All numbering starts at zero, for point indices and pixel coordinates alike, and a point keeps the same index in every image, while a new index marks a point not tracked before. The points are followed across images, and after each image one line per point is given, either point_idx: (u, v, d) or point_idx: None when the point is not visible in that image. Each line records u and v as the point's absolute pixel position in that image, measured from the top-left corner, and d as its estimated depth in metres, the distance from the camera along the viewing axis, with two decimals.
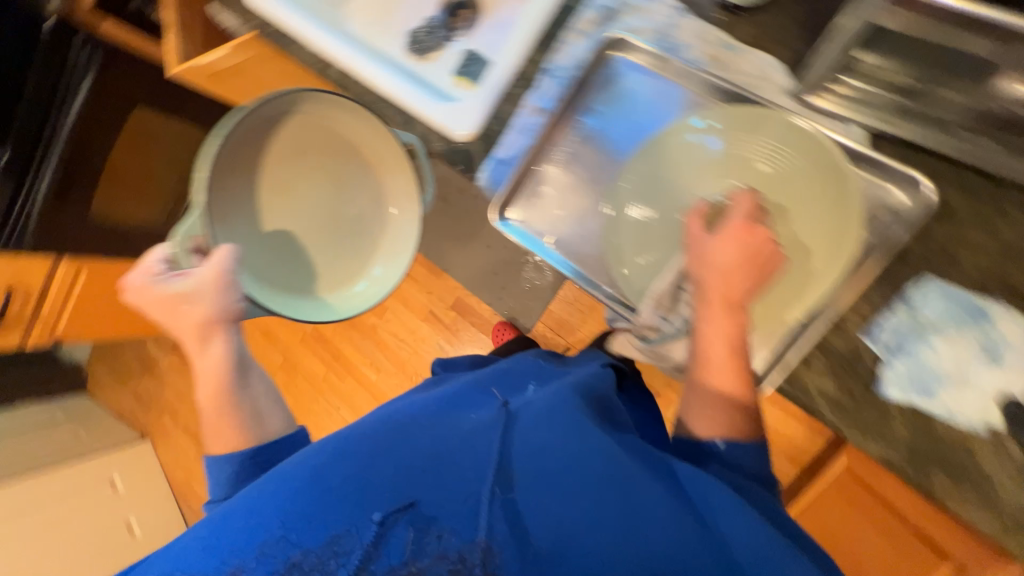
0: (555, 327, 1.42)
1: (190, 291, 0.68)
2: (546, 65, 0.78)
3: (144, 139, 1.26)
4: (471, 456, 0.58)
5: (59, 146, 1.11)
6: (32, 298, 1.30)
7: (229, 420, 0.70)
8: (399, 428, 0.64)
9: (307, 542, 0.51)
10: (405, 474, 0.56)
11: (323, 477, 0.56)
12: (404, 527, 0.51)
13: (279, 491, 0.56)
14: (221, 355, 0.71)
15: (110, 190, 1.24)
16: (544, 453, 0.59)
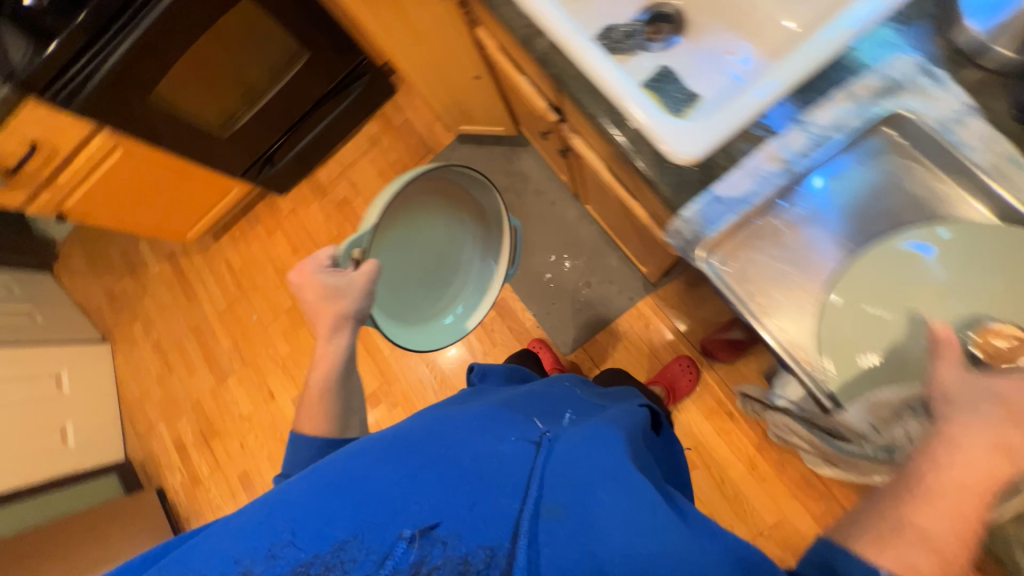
0: (595, 358, 1.36)
1: (342, 293, 0.71)
2: (800, 115, 0.53)
3: (236, 39, 1.16)
4: (501, 480, 0.54)
5: (156, 11, 0.98)
6: (54, 164, 1.15)
7: (320, 405, 0.75)
8: (437, 438, 0.60)
9: (316, 547, 0.48)
10: (436, 492, 0.52)
11: (352, 482, 0.53)
12: (428, 548, 0.47)
13: (310, 482, 0.54)
14: (340, 351, 0.76)
15: (179, 75, 1.13)
16: (577, 493, 0.53)
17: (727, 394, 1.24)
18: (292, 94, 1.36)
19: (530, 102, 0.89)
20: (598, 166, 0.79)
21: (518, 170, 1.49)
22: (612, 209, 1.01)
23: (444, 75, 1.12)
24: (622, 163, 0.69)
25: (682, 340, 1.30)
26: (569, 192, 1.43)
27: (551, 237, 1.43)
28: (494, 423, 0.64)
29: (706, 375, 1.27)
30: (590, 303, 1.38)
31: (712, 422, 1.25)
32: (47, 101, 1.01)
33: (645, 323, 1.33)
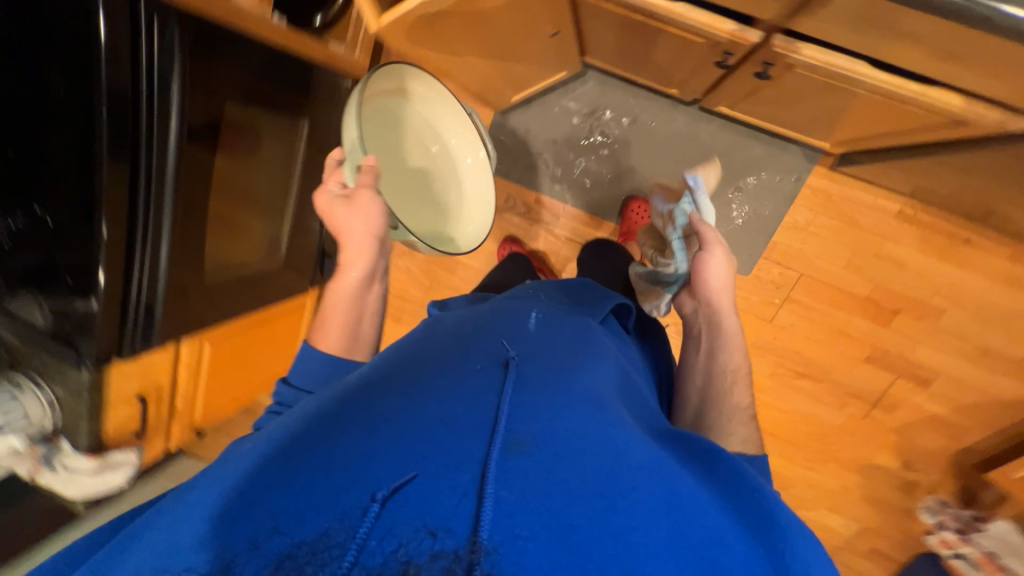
0: (783, 261, 1.18)
1: (365, 215, 0.68)
2: None
3: (238, 159, 0.91)
4: (474, 440, 0.43)
5: (172, 185, 0.72)
6: (166, 397, 1.01)
7: (342, 322, 0.68)
8: (376, 386, 0.50)
9: (302, 533, 0.35)
10: (403, 447, 0.41)
11: (293, 458, 0.41)
12: (400, 513, 0.36)
13: (233, 480, 0.40)
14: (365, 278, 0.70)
15: (215, 237, 0.91)
16: (568, 427, 0.46)
17: (957, 221, 1.07)
18: (312, 171, 1.10)
19: (697, 34, 0.63)
20: (880, 75, 0.55)
21: (587, 108, 1.20)
22: (804, 107, 0.77)
23: (501, 47, 0.84)
24: (949, 50, 0.47)
25: (880, 193, 1.09)
26: (667, 100, 1.15)
27: (671, 162, 1.18)
28: (447, 362, 0.54)
29: (923, 214, 1.08)
30: (755, 208, 1.16)
31: (946, 260, 1.10)
32: (128, 353, 0.83)
33: (825, 198, 1.12)
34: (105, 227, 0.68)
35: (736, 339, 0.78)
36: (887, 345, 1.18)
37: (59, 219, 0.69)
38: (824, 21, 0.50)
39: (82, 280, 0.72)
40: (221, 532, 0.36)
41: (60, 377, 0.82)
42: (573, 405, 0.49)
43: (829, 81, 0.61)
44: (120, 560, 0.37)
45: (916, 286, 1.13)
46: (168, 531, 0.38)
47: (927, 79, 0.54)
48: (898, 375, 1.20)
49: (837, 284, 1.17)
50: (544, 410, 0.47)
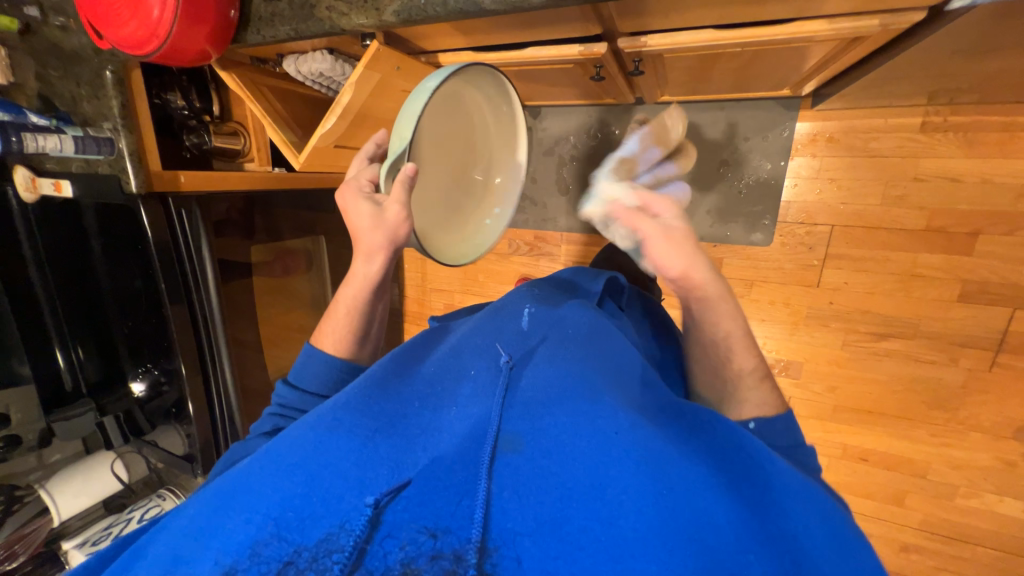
0: (806, 219, 1.06)
1: (387, 223, 0.61)
2: None
3: (283, 279, 1.16)
4: (472, 442, 0.45)
5: (220, 322, 0.96)
6: None
7: (347, 323, 0.67)
8: (376, 388, 0.52)
9: (304, 538, 0.39)
10: (403, 453, 0.44)
11: (293, 461, 0.44)
12: (401, 516, 0.40)
13: (238, 483, 0.44)
14: (376, 277, 0.67)
15: (274, 348, 1.14)
16: (564, 419, 0.46)
17: (1006, 109, 0.88)
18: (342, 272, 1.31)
19: (561, 61, 0.68)
20: (727, 34, 0.54)
21: (553, 138, 1.26)
22: (719, 74, 0.75)
23: None
24: None
25: (889, 112, 0.96)
26: (622, 106, 1.17)
27: None
28: (450, 365, 0.57)
29: (954, 116, 0.92)
30: (752, 174, 1.09)
31: (1014, 155, 0.90)
32: (223, 455, 1.03)
33: (826, 139, 1.01)
34: (182, 364, 0.93)
35: (709, 295, 0.56)
36: (982, 275, 0.97)
37: (165, 366, 0.98)
38: (639, 14, 0.53)
39: (182, 408, 1.00)
40: (215, 538, 0.40)
41: (189, 483, 1.12)
42: (569, 394, 0.48)
43: (697, 53, 0.61)
44: (137, 560, 0.41)
45: (988, 197, 0.93)
46: (183, 528, 0.42)
47: (780, 19, 0.52)
48: (1014, 306, 0.96)
49: (882, 224, 1.01)
50: (540, 405, 0.48)
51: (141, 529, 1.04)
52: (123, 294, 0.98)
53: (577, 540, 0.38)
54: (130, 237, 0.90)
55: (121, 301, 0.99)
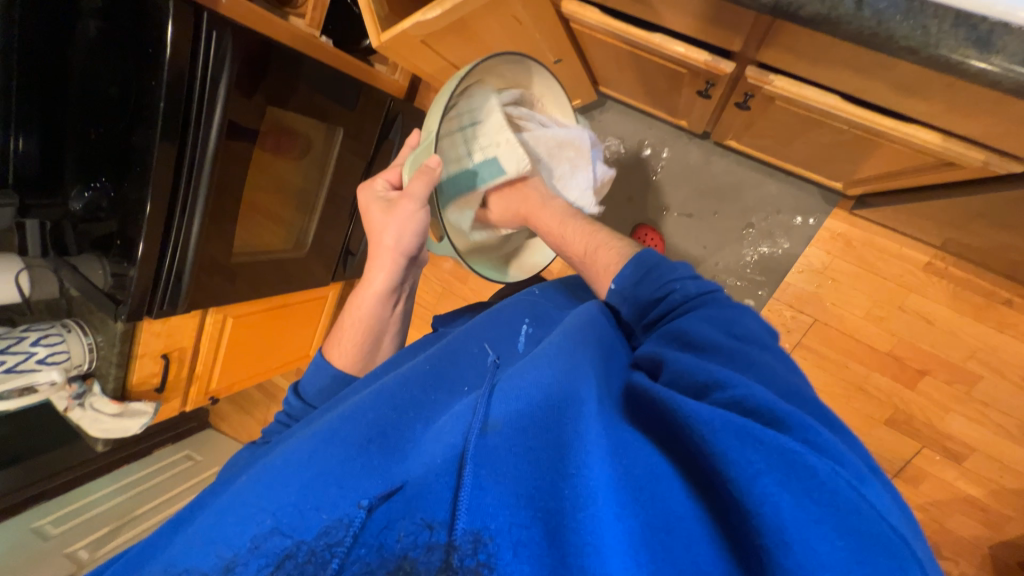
0: (795, 304, 1.13)
1: (395, 225, 0.63)
2: None
3: (269, 155, 1.02)
4: (447, 433, 0.40)
5: (207, 174, 0.87)
6: (188, 359, 1.18)
7: (361, 337, 0.67)
8: (381, 395, 0.45)
9: (301, 533, 0.37)
10: (394, 459, 0.40)
11: (279, 477, 0.41)
12: (392, 515, 0.36)
13: (240, 487, 0.44)
14: (384, 288, 0.67)
15: (244, 226, 1.06)
16: (547, 406, 0.37)
17: (994, 279, 0.98)
18: (344, 173, 1.21)
19: (679, 62, 0.65)
20: (849, 108, 0.55)
21: (603, 133, 1.23)
22: (802, 143, 0.77)
23: None
24: (909, 85, 0.46)
25: (905, 241, 1.04)
26: (682, 132, 1.16)
27: (682, 193, 1.19)
28: (445, 359, 0.50)
29: (955, 268, 1.01)
30: (768, 246, 1.13)
31: (983, 320, 1.01)
32: (155, 315, 0.99)
33: (845, 243, 1.08)
34: (149, 201, 0.83)
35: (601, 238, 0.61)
36: (911, 408, 1.08)
37: (122, 190, 0.86)
38: (787, 55, 0.52)
39: (127, 245, 0.88)
40: (219, 532, 0.40)
41: (101, 324, 0.99)
42: (545, 375, 0.40)
43: (812, 115, 0.61)
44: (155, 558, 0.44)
45: (948, 346, 1.04)
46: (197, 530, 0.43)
47: (905, 116, 0.53)
48: (923, 444, 1.08)
49: (855, 335, 1.10)
50: (506, 394, 0.40)
51: (32, 352, 0.92)
52: (100, 94, 0.83)
53: (545, 542, 0.32)
54: (138, 34, 0.76)
55: (96, 99, 0.84)
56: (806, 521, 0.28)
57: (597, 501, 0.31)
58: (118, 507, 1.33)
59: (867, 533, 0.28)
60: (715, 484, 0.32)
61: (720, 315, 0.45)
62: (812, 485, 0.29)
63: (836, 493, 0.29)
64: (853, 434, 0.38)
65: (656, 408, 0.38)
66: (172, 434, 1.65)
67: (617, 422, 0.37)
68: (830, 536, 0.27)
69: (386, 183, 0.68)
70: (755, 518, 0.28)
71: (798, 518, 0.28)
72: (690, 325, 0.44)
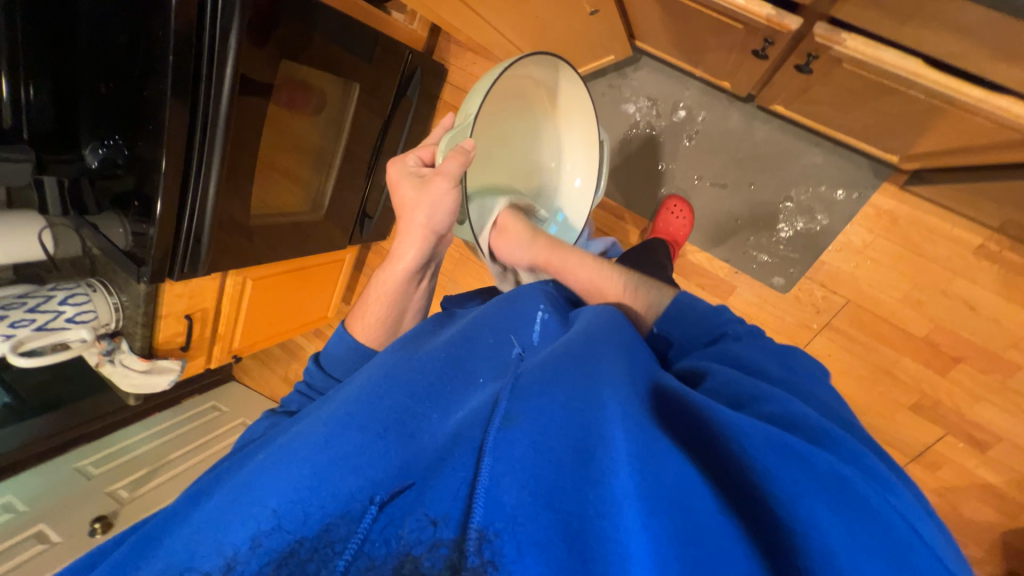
0: (829, 284, 1.08)
1: (429, 205, 0.60)
2: None
3: (284, 113, 0.97)
4: (465, 429, 0.37)
5: (221, 135, 0.84)
6: (210, 318, 1.20)
7: (383, 313, 0.66)
8: (399, 381, 0.43)
9: (305, 529, 0.36)
10: (407, 447, 0.38)
11: (287, 461, 0.39)
12: (403, 513, 0.34)
13: (248, 472, 0.42)
14: (412, 265, 0.65)
15: (261, 187, 1.03)
16: (575, 408, 0.35)
17: None
18: (360, 132, 1.16)
19: (736, 16, 0.58)
20: (932, 76, 0.48)
21: (635, 93, 1.14)
22: (864, 111, 0.69)
23: (542, 23, 0.83)
24: (1017, 51, 0.40)
25: (958, 221, 0.96)
26: (723, 95, 1.07)
27: (716, 163, 1.11)
28: (462, 346, 0.46)
29: (1010, 252, 0.94)
30: (805, 222, 1.06)
31: None
32: (177, 277, 0.99)
33: (890, 221, 1.01)
34: (164, 160, 0.81)
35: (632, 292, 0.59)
36: (940, 395, 1.05)
37: (136, 148, 0.83)
38: (870, 11, 0.46)
39: (146, 205, 0.87)
40: (226, 518, 0.38)
41: (125, 284, 1.00)
42: (571, 373, 0.37)
43: (885, 80, 0.54)
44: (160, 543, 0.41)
45: (989, 333, 0.99)
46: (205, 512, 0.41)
47: (998, 85, 0.47)
48: (948, 431, 1.06)
49: (889, 318, 1.05)
50: (530, 391, 0.37)
51: (60, 311, 0.95)
52: (108, 43, 0.79)
53: (565, 547, 0.28)
54: None
55: (104, 48, 0.79)
56: (855, 549, 0.26)
57: (623, 509, 0.29)
58: (152, 451, 1.41)
59: (916, 564, 0.26)
60: (749, 499, 0.30)
61: (779, 354, 0.45)
62: (865, 518, 0.27)
63: (885, 522, 0.27)
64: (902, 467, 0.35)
65: (688, 414, 0.35)
66: (199, 385, 1.71)
67: (647, 420, 0.33)
68: (880, 566, 0.25)
69: (419, 158, 0.65)
70: (797, 537, 0.27)
71: (848, 546, 0.26)
72: (743, 352, 0.44)
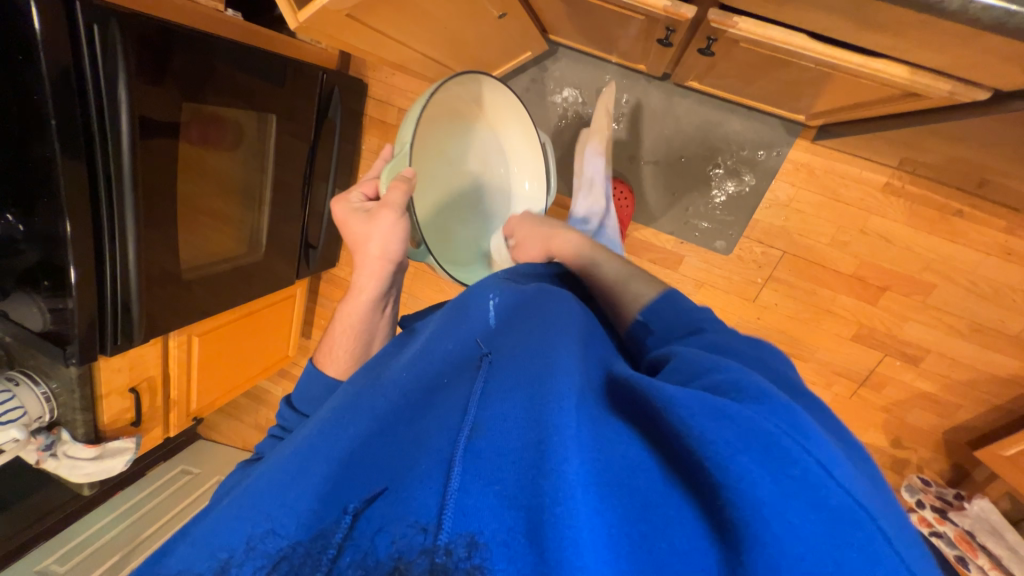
0: (765, 240, 1.15)
1: (378, 238, 0.61)
2: None
3: (198, 153, 0.91)
4: (430, 443, 0.35)
5: (129, 187, 0.77)
6: (159, 387, 1.12)
7: (350, 342, 0.65)
8: (364, 409, 0.42)
9: (287, 539, 0.35)
10: (379, 467, 0.37)
11: (260, 500, 0.38)
12: (371, 522, 0.33)
13: (227, 504, 0.40)
14: (375, 293, 0.65)
15: (190, 237, 0.98)
16: (529, 402, 0.34)
17: (947, 192, 1.02)
18: (286, 162, 1.11)
19: (635, 10, 0.60)
20: (817, 48, 0.52)
21: (556, 83, 1.15)
22: (765, 81, 0.74)
23: (453, 34, 0.82)
24: (882, 24, 0.44)
25: (865, 165, 1.05)
26: (640, 75, 1.11)
27: (647, 139, 1.15)
28: (421, 357, 0.45)
29: (911, 185, 1.04)
30: (734, 184, 1.13)
31: (936, 232, 1.06)
32: (111, 352, 0.92)
33: (808, 172, 1.09)
34: (68, 227, 0.74)
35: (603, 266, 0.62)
36: (875, 323, 1.15)
37: (32, 223, 0.76)
38: None
39: (57, 279, 0.79)
40: (206, 546, 0.37)
41: (52, 371, 0.91)
42: (528, 372, 0.36)
43: (778, 56, 0.58)
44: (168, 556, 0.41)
45: (906, 260, 1.09)
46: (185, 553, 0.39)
47: (872, 51, 0.51)
48: (885, 353, 1.17)
49: (821, 262, 1.14)
50: (495, 394, 0.36)
51: None
52: None
53: (529, 541, 0.27)
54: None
55: None
56: (779, 495, 0.27)
57: (575, 494, 0.27)
58: (124, 536, 1.32)
59: (841, 518, 0.26)
60: (699, 475, 0.29)
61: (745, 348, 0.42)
62: (788, 467, 0.28)
63: (814, 478, 0.27)
64: (836, 416, 0.37)
65: (635, 394, 0.34)
66: (162, 453, 1.60)
67: (603, 411, 0.34)
68: (802, 511, 0.26)
69: (361, 194, 0.67)
70: (729, 493, 0.27)
71: (770, 492, 0.26)
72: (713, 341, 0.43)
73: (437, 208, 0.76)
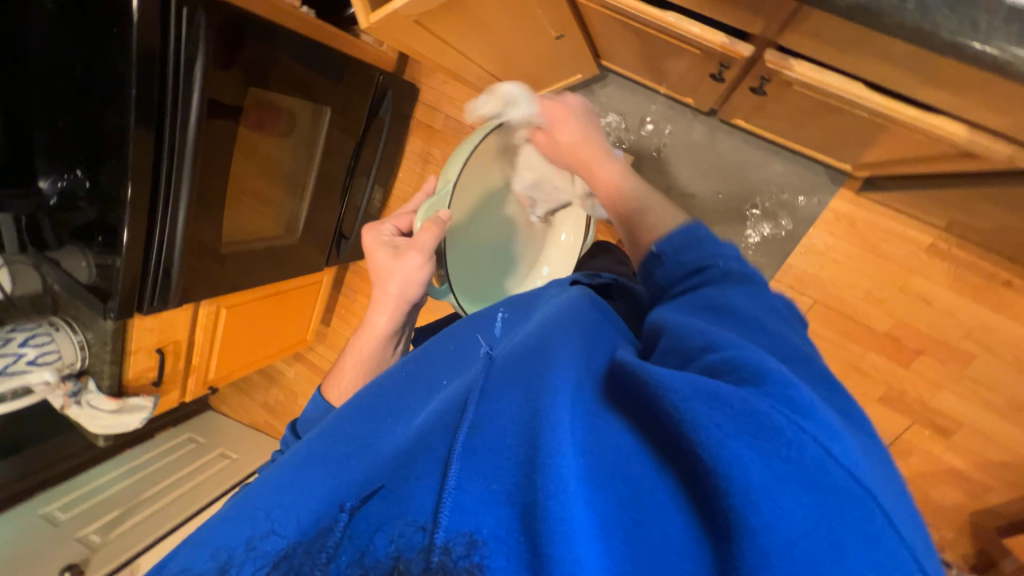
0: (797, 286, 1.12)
1: (399, 274, 0.63)
2: None
3: (252, 135, 0.96)
4: (425, 435, 0.36)
5: (190, 156, 0.82)
6: (183, 352, 1.16)
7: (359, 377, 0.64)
8: (363, 412, 0.44)
9: (287, 533, 0.35)
10: (376, 459, 0.37)
11: (260, 506, 0.38)
12: (369, 520, 0.32)
13: (241, 501, 0.41)
14: (386, 330, 0.65)
15: (235, 212, 1.02)
16: (524, 401, 0.33)
17: (996, 261, 0.98)
18: (333, 153, 1.16)
19: (692, 43, 0.61)
20: (874, 98, 0.52)
21: (602, 107, 1.17)
22: (815, 126, 0.73)
23: (509, 49, 0.85)
24: (945, 80, 0.44)
25: (910, 223, 1.02)
26: (688, 109, 1.11)
27: (686, 171, 1.15)
28: (425, 365, 0.48)
29: (958, 249, 1.00)
30: (771, 227, 1.11)
31: (982, 301, 1.01)
32: (146, 311, 0.96)
33: (850, 224, 1.06)
34: (129, 187, 0.79)
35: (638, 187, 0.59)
36: (905, 386, 1.10)
37: (97, 179, 0.81)
38: (811, 41, 0.49)
39: (110, 237, 0.84)
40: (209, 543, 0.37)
41: (89, 322, 0.96)
42: (522, 370, 0.36)
43: (832, 101, 0.58)
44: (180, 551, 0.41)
45: (945, 326, 1.05)
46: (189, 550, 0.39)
47: (930, 106, 0.50)
48: (913, 420, 1.11)
49: (854, 316, 1.10)
50: (490, 388, 0.36)
51: (21, 354, 0.91)
52: (64, 75, 0.76)
53: (523, 536, 0.28)
54: (97, 9, 0.70)
55: (59, 80, 0.77)
56: (772, 480, 0.25)
57: (569, 488, 0.27)
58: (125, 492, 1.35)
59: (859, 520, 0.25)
60: (697, 474, 0.27)
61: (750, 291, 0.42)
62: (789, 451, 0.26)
63: (835, 479, 0.25)
64: (849, 394, 0.35)
65: (633, 388, 0.33)
66: (173, 418, 1.65)
67: (597, 405, 0.33)
68: (797, 494, 0.25)
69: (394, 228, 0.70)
70: (720, 482, 0.25)
71: (768, 477, 0.25)
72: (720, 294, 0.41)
73: (463, 242, 0.80)
